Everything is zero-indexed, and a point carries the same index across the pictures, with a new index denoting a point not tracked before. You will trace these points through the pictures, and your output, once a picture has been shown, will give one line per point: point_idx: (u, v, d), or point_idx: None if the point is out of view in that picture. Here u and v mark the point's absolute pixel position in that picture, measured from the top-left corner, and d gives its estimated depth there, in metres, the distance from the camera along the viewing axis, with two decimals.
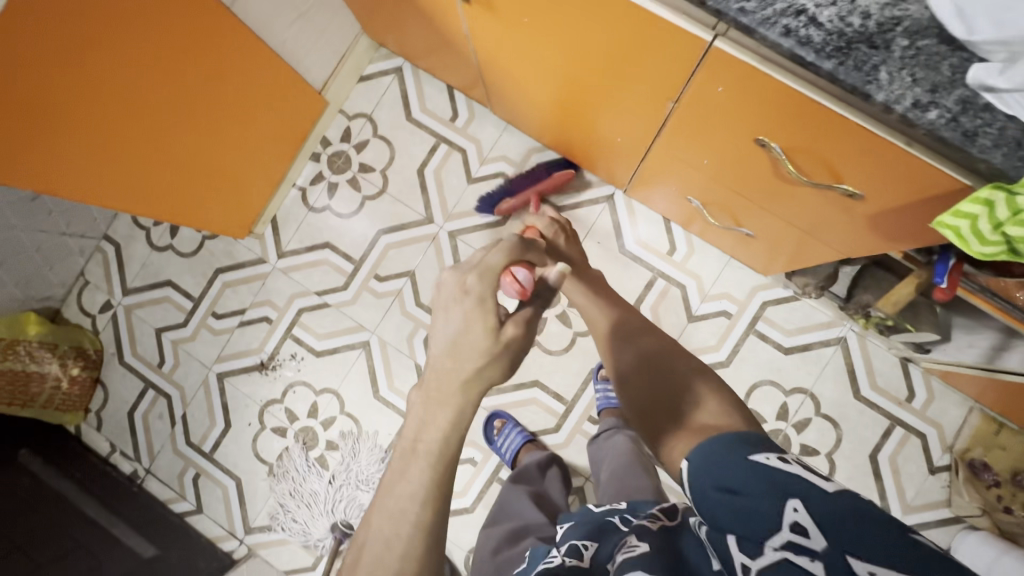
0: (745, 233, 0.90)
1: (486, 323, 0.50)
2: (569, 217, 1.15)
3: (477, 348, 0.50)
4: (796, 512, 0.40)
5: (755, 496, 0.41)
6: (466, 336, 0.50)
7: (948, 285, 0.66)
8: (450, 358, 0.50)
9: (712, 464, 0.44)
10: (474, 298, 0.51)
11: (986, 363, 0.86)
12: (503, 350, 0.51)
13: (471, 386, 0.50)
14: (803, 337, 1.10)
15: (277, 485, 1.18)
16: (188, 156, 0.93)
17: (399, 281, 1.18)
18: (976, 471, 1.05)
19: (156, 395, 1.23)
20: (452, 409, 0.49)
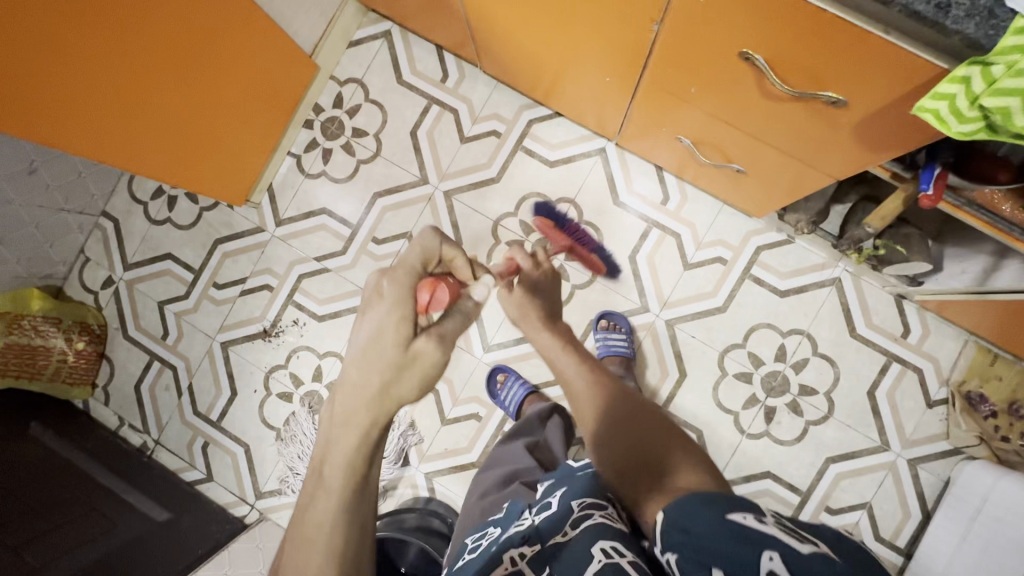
0: (736, 169, 0.91)
1: (397, 331, 0.55)
2: (562, 172, 1.16)
3: (386, 354, 0.54)
4: (772, 561, 0.40)
5: (720, 542, 0.42)
6: (377, 341, 0.55)
7: (934, 193, 0.68)
8: (356, 368, 0.55)
9: (685, 515, 0.46)
10: (387, 301, 0.57)
11: (978, 286, 0.88)
12: (411, 358, 0.55)
13: (379, 384, 0.53)
14: (798, 280, 1.11)
15: (285, 449, 1.20)
16: (184, 124, 0.94)
17: (397, 243, 1.19)
18: (973, 403, 1.06)
19: (162, 367, 1.24)
20: (365, 415, 0.53)
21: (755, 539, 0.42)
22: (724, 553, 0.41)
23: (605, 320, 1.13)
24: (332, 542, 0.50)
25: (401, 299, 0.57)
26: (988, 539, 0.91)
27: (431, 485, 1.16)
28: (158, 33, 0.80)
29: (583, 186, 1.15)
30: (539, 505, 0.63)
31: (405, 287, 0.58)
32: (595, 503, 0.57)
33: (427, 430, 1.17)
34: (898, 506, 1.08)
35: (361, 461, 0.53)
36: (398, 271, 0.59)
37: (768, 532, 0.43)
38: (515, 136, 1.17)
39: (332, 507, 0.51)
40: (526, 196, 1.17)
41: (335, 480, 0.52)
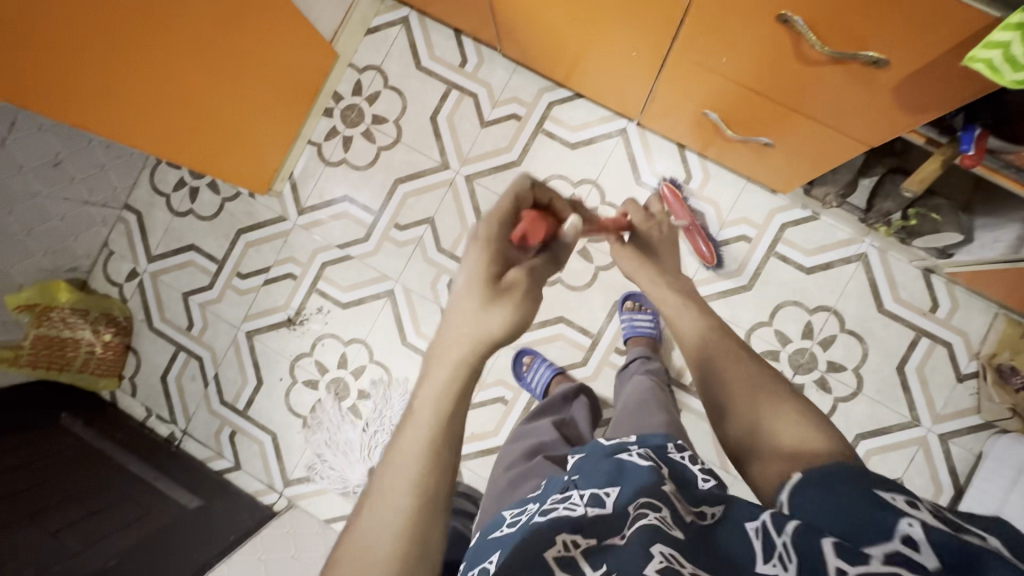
0: (764, 143, 0.91)
1: (486, 272, 0.51)
2: (584, 153, 1.16)
3: (475, 295, 0.50)
4: (910, 527, 0.41)
5: (853, 508, 0.43)
6: (467, 286, 0.51)
7: (976, 153, 0.68)
8: (451, 317, 0.50)
9: (827, 484, 0.46)
10: (481, 241, 0.54)
11: (1011, 255, 0.87)
12: (503, 293, 0.50)
13: (473, 329, 0.48)
14: (823, 256, 1.11)
15: (312, 436, 1.20)
16: (203, 108, 0.94)
17: (420, 229, 1.19)
18: (1004, 376, 1.04)
19: (188, 358, 1.25)
20: (452, 363, 0.47)
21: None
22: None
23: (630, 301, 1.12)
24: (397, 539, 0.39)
25: (494, 240, 0.54)
26: None
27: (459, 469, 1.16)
28: (183, 15, 0.80)
29: (605, 167, 1.15)
30: (585, 492, 0.52)
31: (495, 232, 0.55)
32: (650, 500, 0.48)
33: None
34: (930, 482, 1.08)
35: (446, 427, 0.45)
36: (491, 215, 0.56)
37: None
38: (535, 119, 1.17)
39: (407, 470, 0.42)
40: (548, 178, 1.17)
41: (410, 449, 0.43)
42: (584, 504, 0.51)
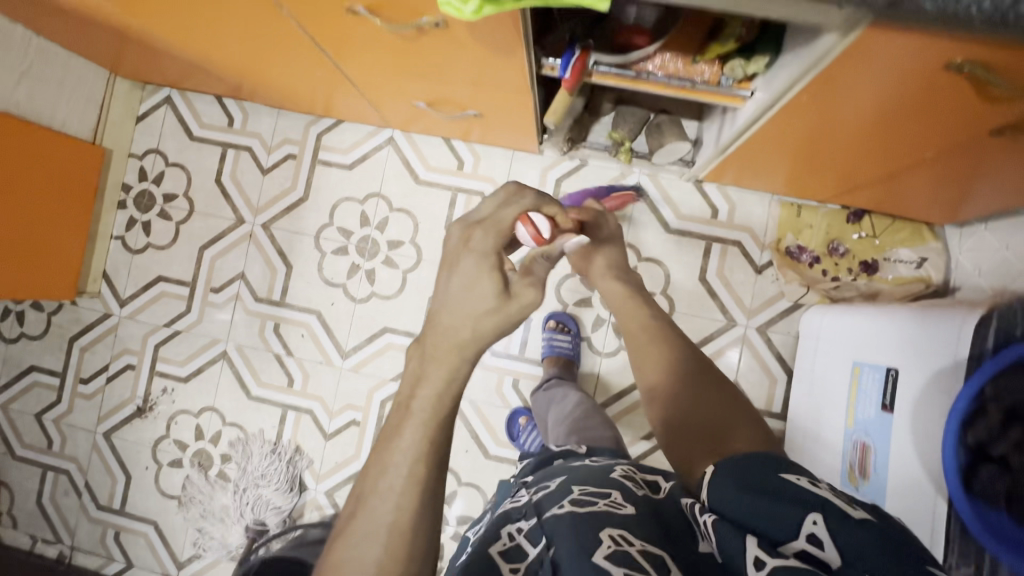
0: (474, 114, 0.97)
1: (494, 278, 0.51)
2: (362, 170, 1.21)
3: (477, 305, 0.49)
4: (815, 524, 0.42)
5: (774, 498, 0.45)
6: (467, 295, 0.50)
7: (571, 75, 0.74)
8: (448, 316, 0.49)
9: (742, 472, 0.48)
10: (474, 251, 0.52)
11: (718, 147, 0.95)
12: (512, 306, 0.50)
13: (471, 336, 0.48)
14: (602, 196, 1.15)
15: (188, 513, 1.21)
16: (18, 240, 1.04)
17: (234, 286, 1.23)
18: (796, 256, 1.12)
19: (56, 475, 1.26)
20: (447, 367, 0.47)
21: (806, 504, 0.44)
22: (767, 513, 0.44)
23: (552, 321, 1.14)
24: (401, 517, 0.43)
25: (492, 251, 0.52)
26: (830, 374, 0.94)
27: (335, 501, 1.18)
28: None
29: (384, 177, 1.20)
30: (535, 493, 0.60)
31: (488, 242, 0.54)
32: (597, 488, 0.55)
33: (314, 451, 1.20)
34: (762, 374, 1.12)
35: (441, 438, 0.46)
36: (490, 223, 0.55)
37: (817, 494, 0.44)
38: (309, 153, 1.23)
39: (405, 465, 0.44)
40: (337, 203, 1.22)
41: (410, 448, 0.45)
42: (531, 493, 0.60)
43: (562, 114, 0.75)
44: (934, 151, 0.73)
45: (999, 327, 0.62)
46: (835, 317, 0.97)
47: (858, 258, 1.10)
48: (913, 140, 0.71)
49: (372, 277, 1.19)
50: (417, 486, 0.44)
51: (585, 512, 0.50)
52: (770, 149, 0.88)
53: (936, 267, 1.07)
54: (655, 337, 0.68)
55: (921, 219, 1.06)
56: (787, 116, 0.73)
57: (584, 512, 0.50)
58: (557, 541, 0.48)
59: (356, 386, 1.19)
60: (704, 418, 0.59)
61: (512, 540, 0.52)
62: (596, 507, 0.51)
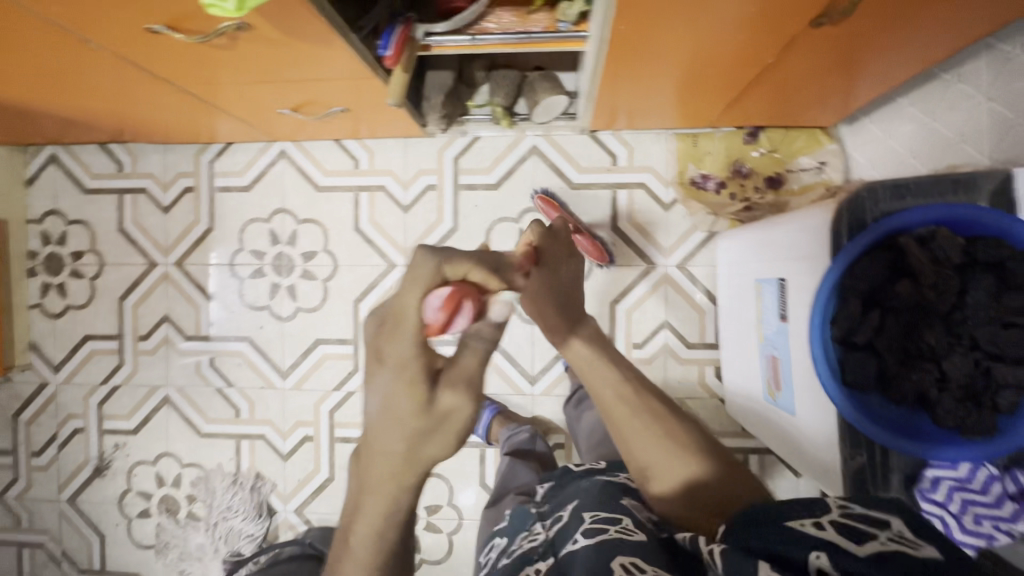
0: (342, 110, 0.95)
1: (410, 398, 0.42)
2: (261, 188, 1.20)
3: (402, 428, 0.42)
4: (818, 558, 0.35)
5: (779, 544, 0.37)
6: (385, 414, 0.42)
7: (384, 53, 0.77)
8: (376, 438, 0.43)
9: (752, 523, 0.41)
10: (390, 363, 0.43)
11: (589, 90, 0.95)
12: (441, 420, 0.43)
13: (420, 469, 0.43)
14: (502, 166, 1.15)
15: (167, 558, 1.23)
16: None
17: (161, 330, 1.23)
18: (701, 185, 1.12)
19: (32, 550, 1.27)
20: (387, 497, 0.44)
21: (807, 539, 0.36)
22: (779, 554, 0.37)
23: None
24: None
25: (412, 362, 0.42)
26: (744, 293, 0.95)
27: (306, 517, 1.20)
28: None
29: (285, 191, 1.19)
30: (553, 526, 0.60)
31: (406, 352, 0.42)
32: (608, 516, 0.55)
33: (275, 473, 1.21)
34: (690, 309, 1.14)
35: (399, 521, 0.44)
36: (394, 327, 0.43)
37: (824, 534, 0.36)
38: (205, 182, 1.21)
39: None
40: (245, 226, 1.21)
41: (373, 522, 0.44)
42: (546, 529, 0.61)
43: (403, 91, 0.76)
44: (775, 55, 0.76)
45: (850, 219, 0.63)
46: (742, 237, 0.98)
47: (762, 175, 1.10)
48: (753, 44, 0.72)
49: (295, 293, 1.19)
50: None
51: (601, 542, 0.50)
52: (657, 88, 0.90)
53: (835, 169, 1.07)
54: (648, 428, 0.61)
55: (812, 125, 1.06)
56: (629, 39, 0.71)
57: (599, 543, 0.50)
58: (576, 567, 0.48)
59: (301, 402, 1.20)
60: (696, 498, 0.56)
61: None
62: (606, 536, 0.51)
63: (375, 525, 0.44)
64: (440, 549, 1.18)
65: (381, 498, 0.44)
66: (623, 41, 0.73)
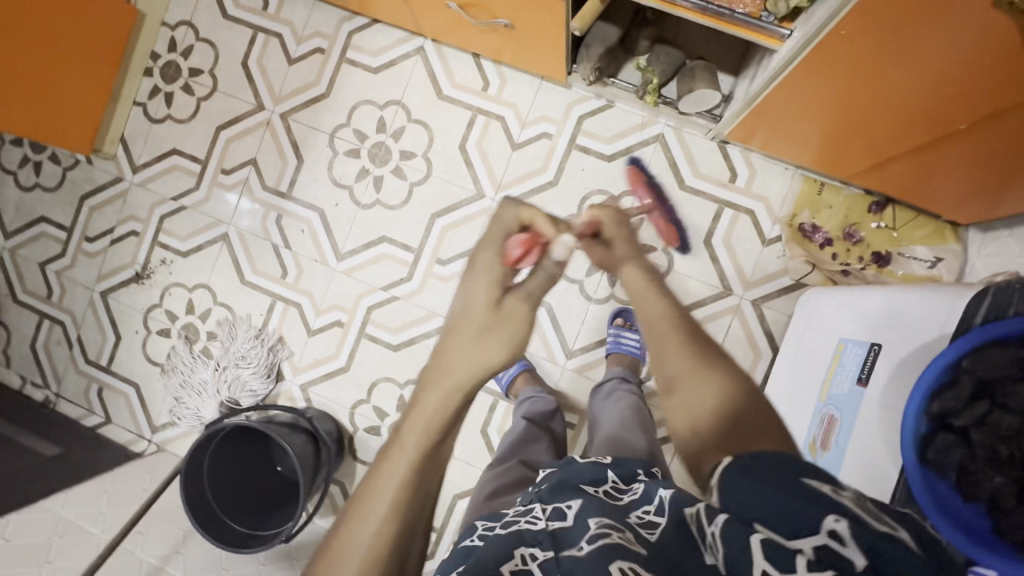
0: (505, 25, 0.94)
1: (486, 294, 0.50)
2: (386, 76, 1.20)
3: (476, 320, 0.49)
4: (836, 521, 0.35)
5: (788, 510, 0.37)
6: (473, 342, 0.48)
7: None
8: (451, 350, 0.48)
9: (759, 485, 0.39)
10: (480, 267, 0.52)
11: (748, 100, 0.93)
12: (504, 318, 0.49)
13: (477, 377, 0.47)
14: (622, 142, 1.13)
15: (170, 380, 1.27)
16: (39, 83, 1.06)
17: (244, 171, 1.25)
18: (808, 233, 1.09)
19: (51, 324, 1.32)
20: (443, 399, 0.46)
21: (823, 501, 0.37)
22: (785, 508, 0.37)
23: (619, 317, 1.13)
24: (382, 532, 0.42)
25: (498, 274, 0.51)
26: (816, 351, 0.92)
27: (307, 395, 1.22)
28: None
29: (408, 87, 1.19)
30: (548, 507, 0.48)
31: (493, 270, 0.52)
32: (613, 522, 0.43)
33: (296, 343, 1.23)
34: (748, 348, 1.11)
35: (444, 425, 0.45)
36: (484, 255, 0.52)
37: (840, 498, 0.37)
38: (338, 50, 1.22)
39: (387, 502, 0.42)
40: (356, 105, 1.21)
41: (407, 447, 0.44)
42: (546, 520, 0.46)
43: (590, 18, 0.80)
44: (971, 121, 0.71)
45: (990, 306, 0.60)
46: (830, 296, 0.95)
47: (871, 248, 1.07)
48: (950, 104, 0.69)
49: (380, 185, 1.20)
50: (396, 511, 0.42)
51: (605, 544, 0.40)
52: (811, 120, 0.88)
53: (949, 269, 1.03)
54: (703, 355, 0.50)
55: (945, 218, 1.02)
56: (833, 51, 0.69)
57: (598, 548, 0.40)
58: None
59: (345, 288, 1.21)
60: (720, 429, 0.46)
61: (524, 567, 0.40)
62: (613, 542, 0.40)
63: (405, 459, 0.44)
64: None
65: (432, 408, 0.45)
66: (831, 48, 0.69)
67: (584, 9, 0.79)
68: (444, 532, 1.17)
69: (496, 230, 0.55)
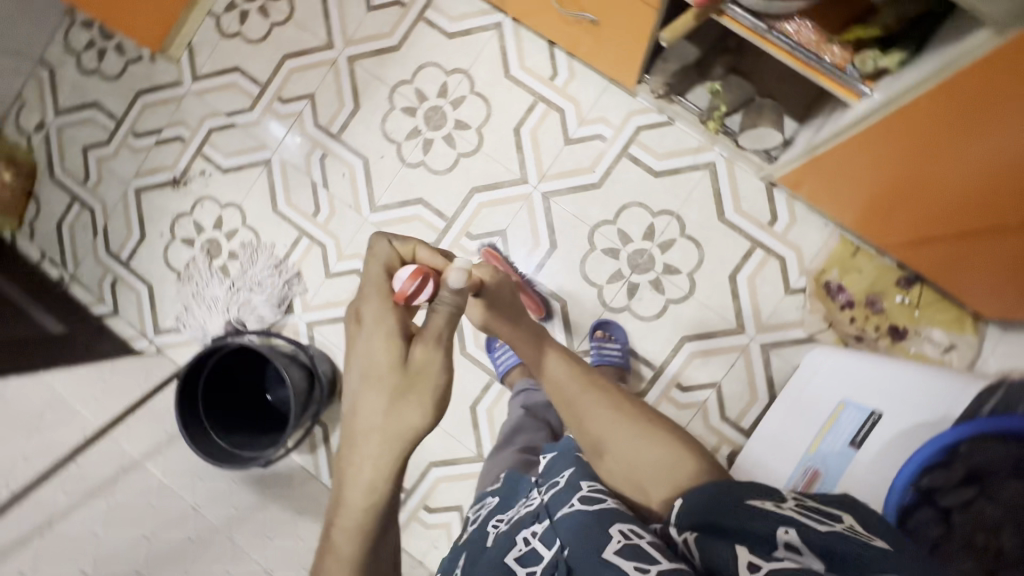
0: (591, 20, 0.94)
1: (388, 356, 0.51)
2: (459, 44, 1.21)
3: (386, 381, 0.51)
4: (786, 532, 0.42)
5: (750, 525, 0.43)
6: (380, 404, 0.50)
7: None
8: (360, 409, 0.51)
9: (718, 509, 0.46)
10: (371, 322, 0.53)
11: (808, 150, 0.93)
12: (413, 375, 0.51)
13: (392, 437, 0.49)
14: (672, 161, 1.14)
15: (183, 288, 1.29)
16: None
17: (300, 104, 1.26)
18: (832, 292, 1.10)
19: (81, 208, 1.34)
20: (376, 452, 0.49)
21: (772, 516, 0.43)
22: (743, 527, 0.44)
23: (601, 329, 1.14)
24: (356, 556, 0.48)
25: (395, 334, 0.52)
26: (813, 405, 0.93)
27: (312, 333, 1.24)
28: None
29: (477, 59, 1.20)
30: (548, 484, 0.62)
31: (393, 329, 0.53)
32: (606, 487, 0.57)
33: (312, 281, 1.25)
34: (746, 389, 1.12)
35: (386, 473, 0.49)
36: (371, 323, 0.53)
37: (783, 510, 0.44)
38: (418, 7, 1.22)
39: (352, 536, 0.49)
40: (423, 65, 1.22)
41: (354, 496, 0.49)
42: (543, 493, 0.61)
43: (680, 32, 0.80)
44: (1020, 220, 0.72)
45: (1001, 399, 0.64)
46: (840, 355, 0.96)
47: (889, 320, 1.08)
48: (1006, 199, 0.70)
49: (428, 149, 1.21)
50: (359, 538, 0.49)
51: (602, 510, 0.52)
52: (864, 184, 0.89)
53: (960, 358, 1.04)
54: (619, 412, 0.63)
55: (969, 307, 1.03)
56: (906, 123, 0.70)
57: (599, 511, 0.52)
58: (576, 534, 0.51)
59: None
60: (656, 467, 0.58)
61: (528, 544, 0.54)
62: (607, 506, 0.53)
63: (358, 500, 0.49)
64: None
65: (369, 459, 0.49)
66: (909, 116, 0.68)
67: (675, 23, 0.79)
68: (412, 494, 1.20)
69: (382, 288, 0.56)
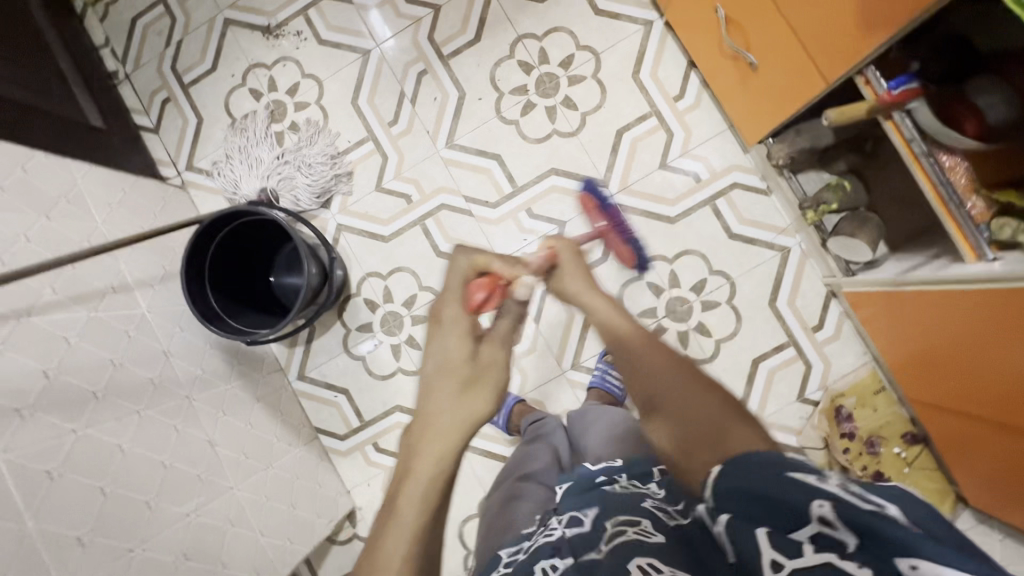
0: (750, 62, 0.90)
1: (460, 343, 0.55)
2: (603, 24, 1.15)
3: (457, 372, 0.53)
4: (821, 508, 0.37)
5: (773, 505, 0.38)
6: (448, 393, 0.51)
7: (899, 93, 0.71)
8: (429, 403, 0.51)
9: (744, 484, 0.40)
10: (446, 322, 0.56)
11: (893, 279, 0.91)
12: (480, 368, 0.54)
13: (459, 428, 0.50)
14: (751, 230, 1.12)
15: (231, 137, 1.24)
16: None
17: (423, 11, 1.20)
18: (840, 418, 1.09)
19: (163, 13, 1.27)
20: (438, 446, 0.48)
21: (807, 487, 0.38)
22: (769, 501, 0.38)
23: None
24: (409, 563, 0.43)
25: (464, 321, 0.56)
26: None
27: (338, 236, 1.20)
28: None
29: (614, 47, 1.15)
30: (567, 517, 0.58)
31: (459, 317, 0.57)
32: (629, 520, 0.52)
33: (360, 187, 1.21)
34: None
35: (451, 457, 0.48)
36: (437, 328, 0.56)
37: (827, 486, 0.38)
38: None
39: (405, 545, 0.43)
40: (558, 28, 1.16)
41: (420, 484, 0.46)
42: (564, 527, 0.57)
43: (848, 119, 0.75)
44: None
45: None
46: None
47: (878, 465, 1.07)
48: None
49: (528, 112, 1.16)
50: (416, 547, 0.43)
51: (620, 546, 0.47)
52: (926, 338, 0.86)
53: None
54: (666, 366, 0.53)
55: (958, 488, 1.03)
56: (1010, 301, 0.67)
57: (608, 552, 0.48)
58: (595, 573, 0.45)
59: (435, 173, 1.19)
60: (692, 424, 0.46)
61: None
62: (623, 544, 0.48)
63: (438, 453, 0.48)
64: (381, 368, 1.19)
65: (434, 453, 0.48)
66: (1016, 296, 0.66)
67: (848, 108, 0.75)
68: (367, 426, 1.19)
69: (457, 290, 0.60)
